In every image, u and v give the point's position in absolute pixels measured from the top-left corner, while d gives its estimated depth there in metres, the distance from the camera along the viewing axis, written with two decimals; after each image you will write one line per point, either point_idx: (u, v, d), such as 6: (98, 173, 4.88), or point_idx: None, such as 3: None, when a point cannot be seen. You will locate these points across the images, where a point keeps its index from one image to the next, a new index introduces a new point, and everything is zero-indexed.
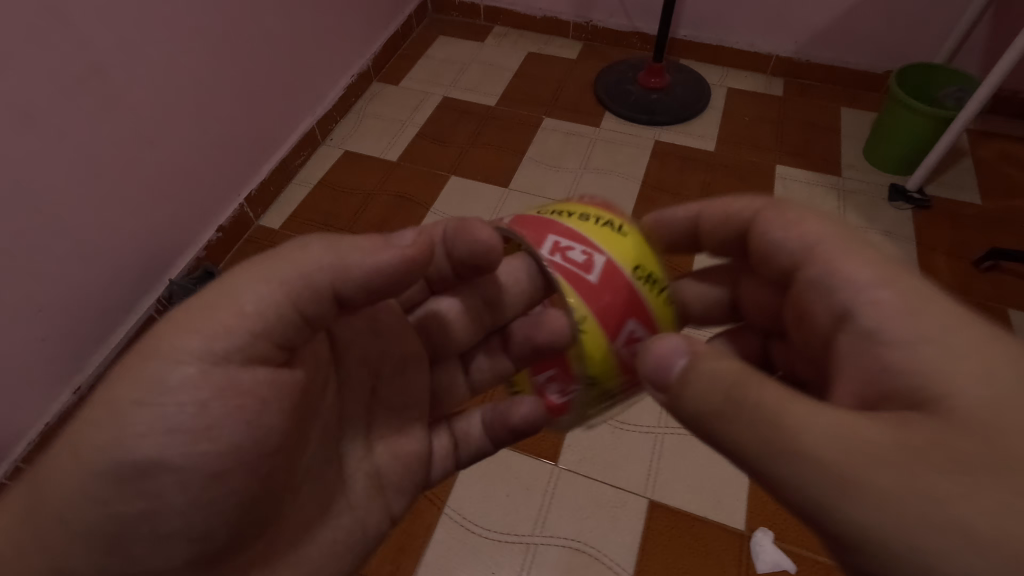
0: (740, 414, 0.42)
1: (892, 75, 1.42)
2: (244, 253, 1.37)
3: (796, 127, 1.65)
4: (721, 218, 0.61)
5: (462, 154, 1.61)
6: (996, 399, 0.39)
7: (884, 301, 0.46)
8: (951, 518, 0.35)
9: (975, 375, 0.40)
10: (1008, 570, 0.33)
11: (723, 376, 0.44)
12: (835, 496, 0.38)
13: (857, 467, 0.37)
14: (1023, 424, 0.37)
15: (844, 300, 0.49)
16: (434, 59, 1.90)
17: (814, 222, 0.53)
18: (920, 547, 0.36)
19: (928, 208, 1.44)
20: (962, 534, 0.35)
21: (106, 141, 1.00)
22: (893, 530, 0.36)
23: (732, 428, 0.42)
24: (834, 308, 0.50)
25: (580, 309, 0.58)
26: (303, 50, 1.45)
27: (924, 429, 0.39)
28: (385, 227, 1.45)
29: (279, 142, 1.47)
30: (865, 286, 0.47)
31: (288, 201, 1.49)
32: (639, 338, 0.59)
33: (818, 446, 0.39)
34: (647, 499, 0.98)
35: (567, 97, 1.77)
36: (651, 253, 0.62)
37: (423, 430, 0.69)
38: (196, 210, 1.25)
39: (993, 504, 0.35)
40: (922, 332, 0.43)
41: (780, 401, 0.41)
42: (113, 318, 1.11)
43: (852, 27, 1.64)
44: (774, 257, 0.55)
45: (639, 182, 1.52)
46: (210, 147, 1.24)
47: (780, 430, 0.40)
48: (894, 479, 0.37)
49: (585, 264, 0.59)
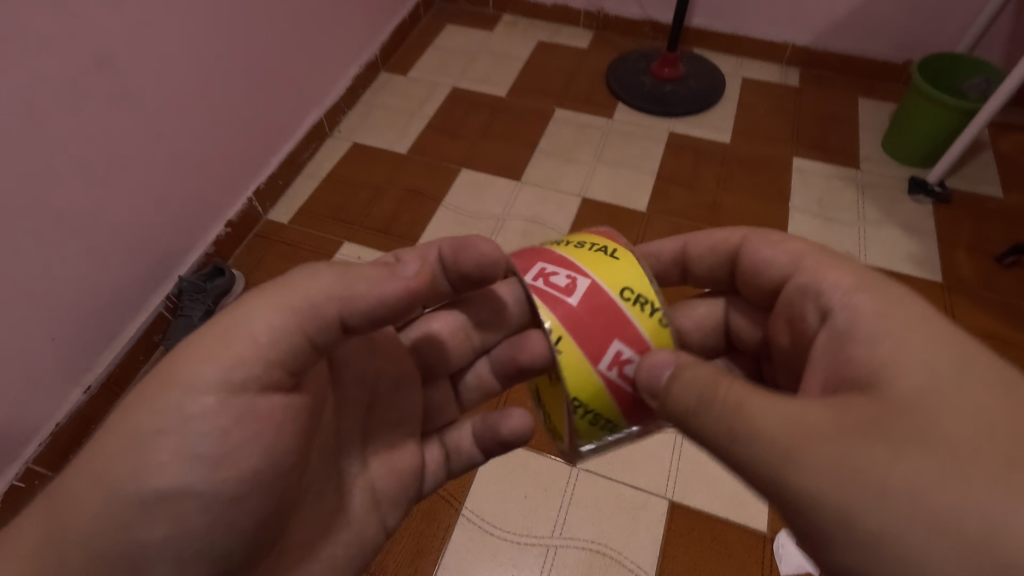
0: (709, 406, 0.48)
1: (915, 65, 1.38)
2: (253, 249, 1.35)
3: (812, 119, 1.61)
4: (708, 247, 0.68)
5: (472, 146, 1.58)
6: (931, 384, 0.44)
7: (856, 303, 0.52)
8: (890, 491, 0.40)
9: (915, 365, 0.45)
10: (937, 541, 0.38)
11: (701, 378, 0.50)
12: (802, 486, 0.43)
13: (805, 444, 0.43)
14: (958, 409, 0.42)
15: (822, 305, 0.55)
16: (443, 49, 1.87)
17: (795, 242, 0.62)
18: (866, 523, 0.41)
19: (949, 202, 1.40)
20: (897, 507, 0.40)
21: (114, 135, 0.98)
22: (845, 509, 0.41)
23: (701, 417, 0.48)
24: (814, 313, 0.56)
25: (556, 330, 0.56)
26: (310, 41, 1.42)
27: (862, 408, 0.44)
28: (396, 221, 1.41)
29: (286, 134, 1.44)
30: (840, 293, 0.54)
31: (297, 196, 1.46)
32: (628, 361, 0.56)
33: (770, 427, 0.45)
34: (667, 501, 0.97)
35: (578, 87, 1.73)
36: (642, 273, 0.59)
37: (416, 446, 0.67)
38: (204, 206, 1.23)
39: (926, 475, 0.40)
40: (881, 328, 0.49)
41: (741, 393, 0.47)
42: (123, 316, 1.09)
43: (871, 16, 1.60)
44: (763, 274, 0.63)
45: (653, 175, 1.50)
46: (219, 141, 1.21)
47: (740, 414, 0.46)
48: (837, 458, 0.42)
49: (564, 287, 0.58)
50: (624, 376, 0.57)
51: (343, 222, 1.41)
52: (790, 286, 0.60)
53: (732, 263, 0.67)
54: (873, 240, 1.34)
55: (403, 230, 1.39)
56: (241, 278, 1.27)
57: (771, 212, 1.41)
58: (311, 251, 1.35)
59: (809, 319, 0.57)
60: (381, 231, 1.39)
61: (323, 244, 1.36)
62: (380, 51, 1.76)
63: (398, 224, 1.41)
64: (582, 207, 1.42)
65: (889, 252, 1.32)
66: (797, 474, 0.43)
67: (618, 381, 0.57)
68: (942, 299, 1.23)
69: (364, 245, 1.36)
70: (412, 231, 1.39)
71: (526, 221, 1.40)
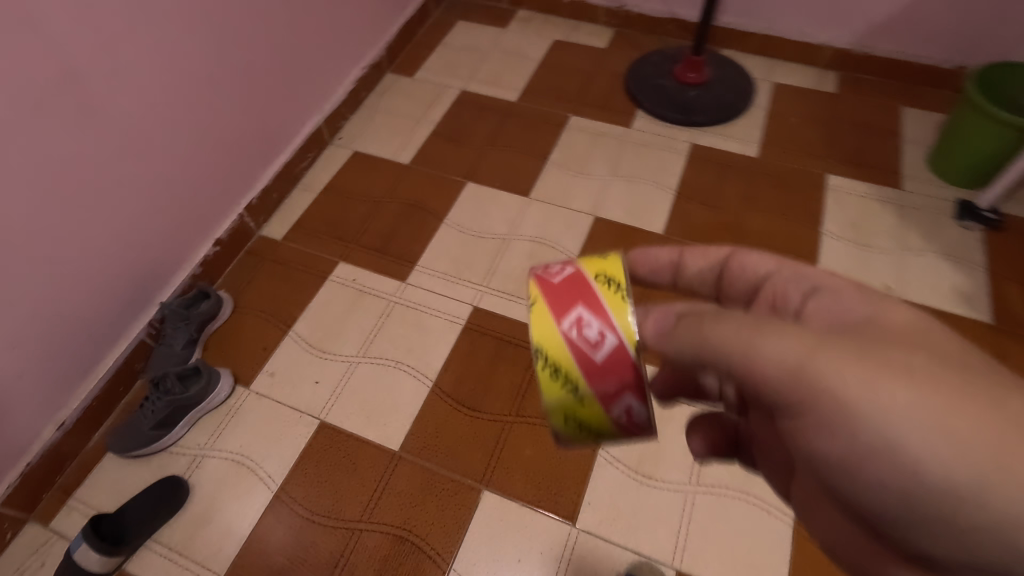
0: (706, 328, 0.47)
1: (968, 75, 1.24)
2: (244, 267, 1.28)
3: (849, 130, 1.48)
4: (699, 258, 0.64)
5: (479, 156, 1.47)
6: (913, 323, 0.46)
7: (834, 283, 0.52)
8: (896, 418, 0.42)
9: (898, 309, 0.47)
10: (934, 466, 0.42)
11: (699, 318, 0.48)
12: (826, 423, 0.44)
13: (816, 363, 0.43)
14: (935, 342, 0.45)
15: (810, 288, 0.53)
16: (452, 48, 1.76)
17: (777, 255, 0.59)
18: (886, 440, 0.43)
19: (1000, 228, 1.27)
20: (904, 430, 0.42)
21: (82, 156, 0.91)
22: (868, 430, 0.43)
23: (703, 344, 0.46)
24: (802, 296, 0.53)
25: (533, 292, 0.57)
26: (306, 44, 1.33)
27: (853, 333, 0.46)
28: (394, 239, 1.32)
29: (281, 144, 1.36)
30: (823, 280, 0.53)
31: (292, 209, 1.38)
32: (588, 323, 0.54)
33: (775, 352, 0.44)
34: (674, 568, 0.91)
35: (595, 92, 1.61)
36: (624, 265, 0.58)
37: None
38: (188, 224, 1.16)
39: (931, 399, 0.42)
40: (860, 287, 0.50)
41: (741, 322, 0.46)
42: (98, 345, 1.04)
43: (920, 16, 1.45)
44: (746, 273, 0.60)
45: (672, 192, 1.38)
46: (203, 155, 1.14)
47: (741, 337, 0.45)
48: (852, 381, 0.42)
49: (560, 263, 0.60)
50: (584, 337, 0.54)
51: (339, 239, 1.32)
52: (776, 276, 0.57)
53: (719, 274, 0.64)
54: (916, 272, 1.22)
55: (402, 250, 1.30)
56: (229, 301, 1.20)
57: (802, 236, 1.28)
58: (304, 271, 1.27)
59: (790, 305, 0.55)
60: (379, 251, 1.30)
61: (318, 263, 1.28)
62: (385, 50, 1.66)
63: (397, 242, 1.31)
64: (594, 227, 1.32)
65: (932, 286, 1.19)
66: (809, 389, 0.43)
67: (578, 342, 0.54)
68: (990, 344, 1.11)
69: (361, 266, 1.27)
70: (411, 250, 1.29)
71: (533, 242, 1.30)
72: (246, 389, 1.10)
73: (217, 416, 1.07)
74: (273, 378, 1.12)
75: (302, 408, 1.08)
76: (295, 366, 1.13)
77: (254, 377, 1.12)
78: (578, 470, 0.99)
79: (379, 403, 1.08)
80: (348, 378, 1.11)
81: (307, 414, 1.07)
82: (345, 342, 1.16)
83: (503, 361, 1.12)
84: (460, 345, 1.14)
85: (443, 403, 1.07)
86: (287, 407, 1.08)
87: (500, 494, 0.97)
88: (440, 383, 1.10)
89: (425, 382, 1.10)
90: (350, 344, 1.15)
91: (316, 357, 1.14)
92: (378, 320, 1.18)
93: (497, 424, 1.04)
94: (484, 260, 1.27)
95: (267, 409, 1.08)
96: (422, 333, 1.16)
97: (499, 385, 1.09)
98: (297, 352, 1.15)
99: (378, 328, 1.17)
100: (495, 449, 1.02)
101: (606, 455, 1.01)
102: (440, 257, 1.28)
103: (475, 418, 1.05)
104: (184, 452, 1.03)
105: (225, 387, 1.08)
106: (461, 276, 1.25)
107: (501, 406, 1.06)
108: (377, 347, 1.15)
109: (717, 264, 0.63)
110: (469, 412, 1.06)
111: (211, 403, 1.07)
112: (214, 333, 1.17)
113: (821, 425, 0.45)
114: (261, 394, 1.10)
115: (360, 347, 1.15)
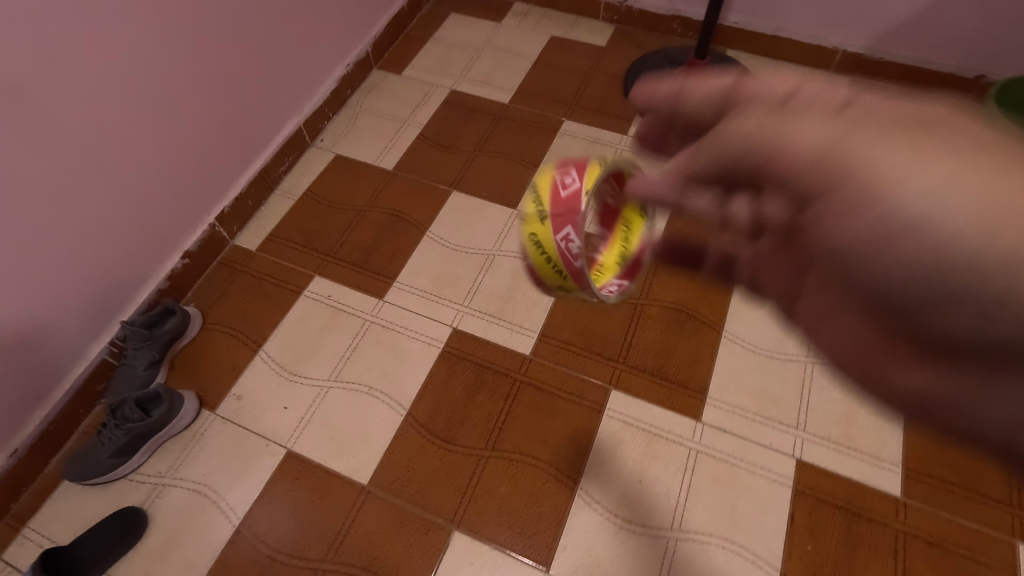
0: (746, 139, 0.53)
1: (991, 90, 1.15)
2: (217, 279, 1.22)
3: None
4: (703, 89, 0.58)
5: (466, 162, 1.40)
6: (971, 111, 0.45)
7: (882, 101, 0.47)
8: (940, 207, 0.44)
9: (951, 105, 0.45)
10: (985, 273, 0.43)
11: (742, 130, 0.53)
12: (873, 234, 0.48)
13: (842, 151, 0.47)
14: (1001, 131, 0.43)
15: (844, 101, 0.49)
16: (444, 43, 1.67)
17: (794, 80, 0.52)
18: (927, 237, 0.45)
19: None
20: (950, 224, 0.43)
21: (29, 173, 0.85)
22: (913, 222, 0.45)
23: (745, 148, 0.53)
24: (832, 102, 0.49)
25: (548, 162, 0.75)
26: (285, 42, 1.26)
27: (893, 116, 0.46)
28: (373, 251, 1.26)
29: (258, 149, 1.29)
30: (861, 94, 0.48)
31: (269, 217, 1.32)
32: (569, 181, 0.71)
33: (806, 142, 0.49)
34: None
35: (592, 94, 1.53)
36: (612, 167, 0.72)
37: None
38: (155, 237, 1.10)
39: (984, 182, 0.42)
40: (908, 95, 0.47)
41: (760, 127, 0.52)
42: (55, 367, 0.99)
43: (942, 22, 1.35)
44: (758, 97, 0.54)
45: None
46: (170, 165, 1.08)
47: (771, 141, 0.51)
48: (889, 162, 0.45)
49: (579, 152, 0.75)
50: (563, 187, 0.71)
51: (316, 251, 1.26)
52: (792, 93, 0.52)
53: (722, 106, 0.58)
54: None
55: (381, 263, 1.23)
56: (198, 317, 1.15)
57: None
58: (278, 285, 1.21)
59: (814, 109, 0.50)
60: (357, 265, 1.23)
61: (292, 277, 1.22)
62: (372, 45, 1.58)
63: (377, 255, 1.25)
64: None
65: None
66: (842, 175, 0.48)
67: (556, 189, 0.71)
68: None
69: (338, 281, 1.21)
70: (391, 265, 1.23)
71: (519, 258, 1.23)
72: (212, 413, 1.06)
73: (180, 442, 1.03)
74: (241, 401, 1.07)
75: (270, 435, 1.03)
76: (264, 389, 1.08)
77: (221, 400, 1.07)
78: (554, 510, 0.95)
79: (349, 432, 1.03)
80: (319, 404, 1.06)
81: (274, 442, 1.03)
82: (317, 364, 1.11)
83: (481, 389, 1.06)
84: (437, 371, 1.09)
85: (417, 433, 1.02)
86: (254, 434, 1.04)
87: (472, 533, 0.93)
88: (414, 411, 1.05)
89: (398, 410, 1.05)
90: (322, 367, 1.10)
91: (286, 380, 1.09)
92: (352, 341, 1.13)
93: (471, 457, 1.00)
94: (466, 278, 1.21)
95: (233, 435, 1.04)
96: (398, 357, 1.11)
97: (476, 415, 1.04)
98: (267, 374, 1.10)
99: (352, 349, 1.12)
100: (468, 485, 0.97)
101: (585, 494, 0.96)
102: (421, 274, 1.22)
103: (449, 451, 1.00)
104: (145, 480, 1.00)
105: (189, 412, 1.04)
106: (442, 294, 1.18)
107: (477, 438, 1.01)
108: (351, 370, 1.10)
109: (724, 92, 0.57)
110: (443, 443, 1.01)
111: (174, 428, 1.02)
112: (181, 351, 1.12)
113: (852, 211, 0.49)
114: (228, 419, 1.05)
115: (333, 370, 1.10)
